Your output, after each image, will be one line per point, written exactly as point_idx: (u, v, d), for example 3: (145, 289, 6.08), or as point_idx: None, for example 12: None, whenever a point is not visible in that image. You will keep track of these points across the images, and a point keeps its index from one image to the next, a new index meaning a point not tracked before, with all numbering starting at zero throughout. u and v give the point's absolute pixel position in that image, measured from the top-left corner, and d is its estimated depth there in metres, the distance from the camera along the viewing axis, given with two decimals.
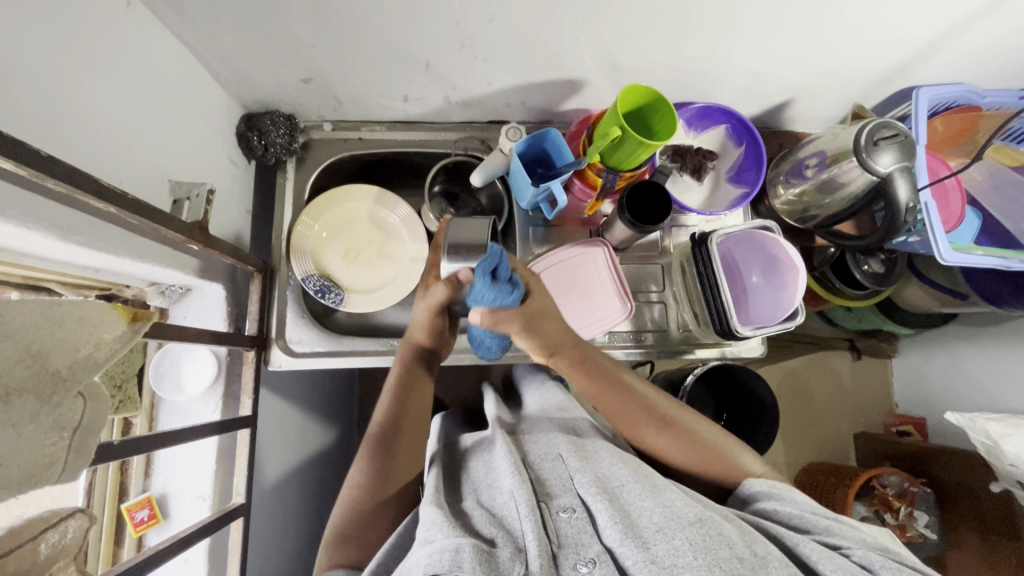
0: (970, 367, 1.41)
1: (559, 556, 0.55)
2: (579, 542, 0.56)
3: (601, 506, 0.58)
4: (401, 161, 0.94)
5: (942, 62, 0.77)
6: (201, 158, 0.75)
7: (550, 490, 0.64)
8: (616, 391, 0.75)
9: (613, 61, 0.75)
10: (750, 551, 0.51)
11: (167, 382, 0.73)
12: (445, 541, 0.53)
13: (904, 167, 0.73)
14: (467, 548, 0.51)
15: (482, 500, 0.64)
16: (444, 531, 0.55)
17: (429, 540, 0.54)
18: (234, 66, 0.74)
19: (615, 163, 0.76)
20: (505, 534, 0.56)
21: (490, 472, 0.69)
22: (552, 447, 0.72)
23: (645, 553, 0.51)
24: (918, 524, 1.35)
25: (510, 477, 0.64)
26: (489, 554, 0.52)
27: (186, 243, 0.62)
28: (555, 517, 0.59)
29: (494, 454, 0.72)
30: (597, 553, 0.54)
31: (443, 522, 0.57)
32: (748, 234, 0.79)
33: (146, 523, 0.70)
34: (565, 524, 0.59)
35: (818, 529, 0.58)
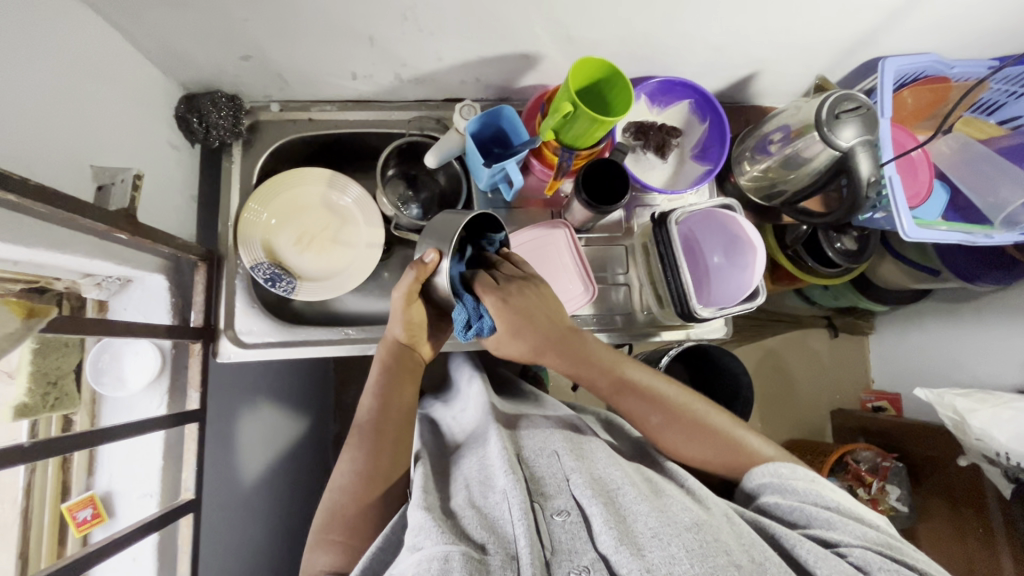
0: (944, 342, 1.41)
1: (551, 561, 0.54)
2: (572, 548, 0.55)
3: (596, 510, 0.57)
4: (355, 142, 0.90)
5: (908, 31, 0.75)
6: (137, 142, 0.71)
7: (545, 489, 0.63)
8: (619, 391, 0.76)
9: (566, 33, 0.71)
10: (747, 557, 0.52)
11: (107, 378, 0.70)
12: (433, 549, 0.52)
13: (866, 141, 0.71)
14: (456, 557, 0.51)
15: (475, 498, 0.63)
16: (433, 538, 0.54)
17: (417, 547, 0.54)
18: (166, 44, 0.69)
19: (571, 141, 0.73)
20: (496, 540, 0.55)
21: (483, 468, 0.67)
22: (548, 443, 0.70)
23: (641, 561, 0.51)
24: (890, 497, 1.37)
25: (504, 476, 0.62)
26: (480, 563, 0.52)
27: (113, 233, 0.59)
28: (549, 521, 0.58)
29: (488, 450, 0.70)
30: (591, 561, 0.53)
31: (431, 528, 0.55)
32: (706, 213, 0.77)
33: (89, 522, 0.68)
34: (559, 528, 0.57)
35: (819, 525, 0.59)
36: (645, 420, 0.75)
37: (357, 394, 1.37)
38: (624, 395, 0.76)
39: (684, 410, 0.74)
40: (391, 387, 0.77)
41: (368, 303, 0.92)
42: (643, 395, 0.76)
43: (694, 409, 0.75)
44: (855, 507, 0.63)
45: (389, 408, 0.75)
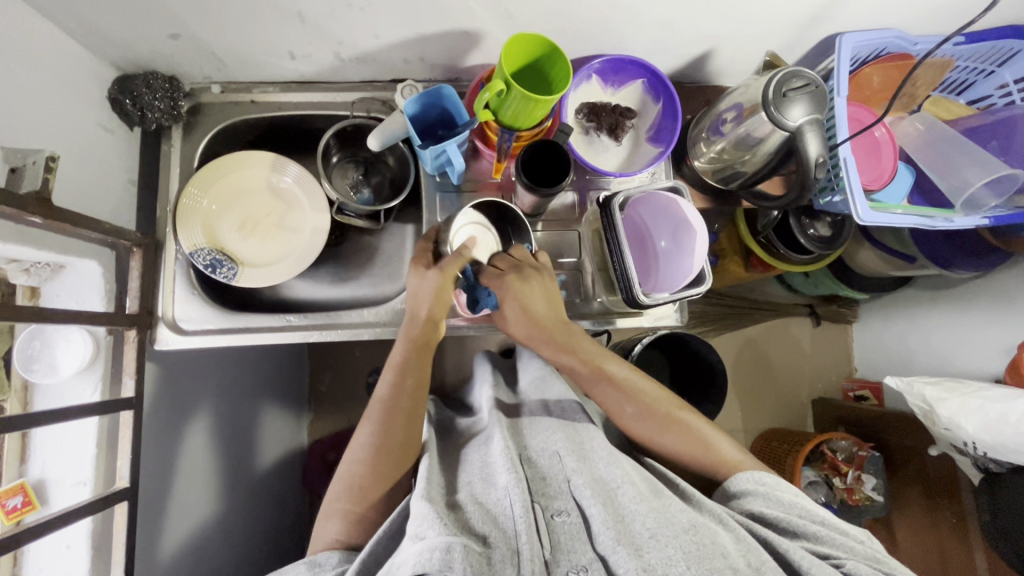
0: (923, 330, 1.39)
1: (552, 561, 0.56)
2: (571, 548, 0.57)
3: (596, 510, 0.58)
4: (303, 126, 0.88)
5: (863, 5, 0.72)
6: (66, 125, 0.69)
7: (547, 488, 0.63)
8: (596, 382, 0.75)
9: (503, 9, 0.69)
10: (743, 560, 0.53)
11: (39, 364, 0.69)
12: (436, 539, 0.52)
13: (815, 120, 0.68)
14: (458, 548, 0.51)
15: (475, 492, 0.63)
16: (436, 528, 0.53)
17: (420, 536, 0.53)
18: (92, 24, 0.67)
19: (510, 121, 0.70)
20: (498, 534, 0.56)
21: (484, 465, 0.67)
22: (548, 443, 0.69)
23: (638, 562, 0.53)
24: (866, 487, 1.34)
25: (505, 474, 0.62)
26: (481, 556, 0.52)
27: (25, 217, 0.58)
28: (550, 522, 0.60)
29: (490, 447, 0.69)
30: (590, 561, 0.56)
31: (434, 518, 0.55)
32: (648, 197, 0.74)
33: (21, 510, 0.66)
34: (559, 528, 0.59)
35: (808, 534, 0.59)
36: (619, 410, 0.74)
37: (329, 381, 1.37)
38: (600, 388, 0.75)
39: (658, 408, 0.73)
40: (415, 363, 0.73)
41: (319, 290, 0.91)
42: (622, 388, 0.74)
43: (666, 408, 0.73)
44: (836, 519, 0.63)
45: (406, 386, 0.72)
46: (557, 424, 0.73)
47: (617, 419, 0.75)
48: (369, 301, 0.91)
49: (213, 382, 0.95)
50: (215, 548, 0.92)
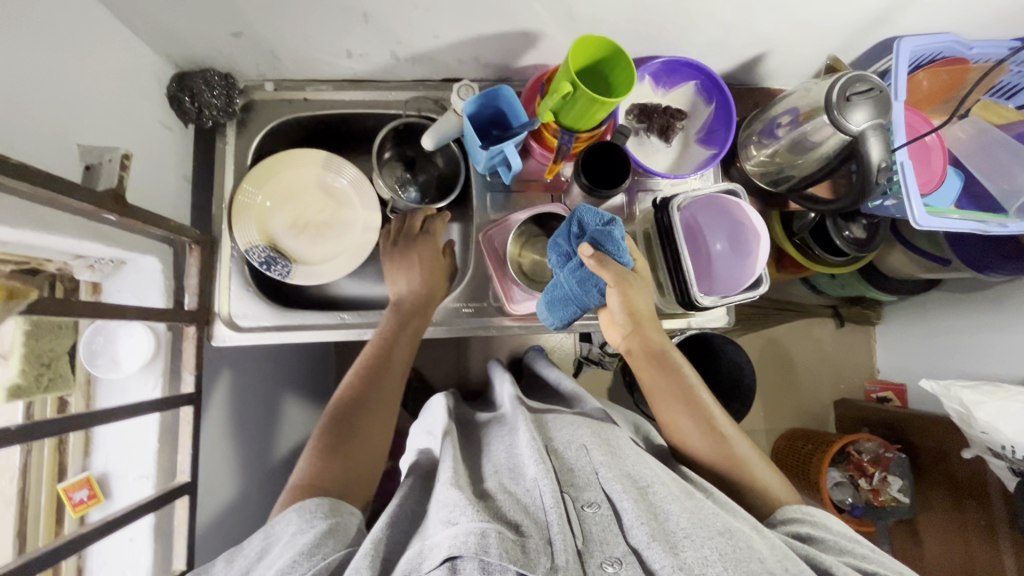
0: (950, 331, 1.39)
1: (584, 552, 0.54)
2: (603, 539, 0.55)
3: (629, 505, 0.56)
4: (352, 124, 0.88)
5: (924, 9, 0.72)
6: (129, 123, 0.69)
7: (576, 481, 0.62)
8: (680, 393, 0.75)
9: (566, 10, 0.69)
10: (780, 566, 0.53)
11: (102, 359, 0.70)
12: (470, 524, 0.51)
13: (878, 125, 0.68)
14: (494, 534, 0.50)
15: (505, 483, 0.62)
16: (468, 514, 0.53)
17: (452, 522, 0.53)
18: (156, 22, 0.67)
19: (570, 122, 0.70)
20: (531, 523, 0.55)
21: (512, 456, 0.67)
22: (575, 437, 0.68)
23: (674, 559, 0.51)
24: (891, 489, 1.35)
25: (533, 465, 0.61)
26: (517, 543, 0.51)
27: (101, 214, 0.58)
28: (581, 513, 0.58)
29: (516, 439, 0.69)
30: (623, 554, 0.53)
31: (466, 505, 0.55)
32: (710, 199, 0.75)
33: (86, 503, 0.68)
34: (590, 520, 0.57)
35: (853, 555, 0.59)
36: (674, 414, 0.75)
37: None
38: (681, 400, 0.75)
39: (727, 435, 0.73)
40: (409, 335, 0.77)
41: (365, 287, 0.92)
42: (699, 404, 0.75)
43: (734, 438, 0.73)
44: (879, 551, 0.63)
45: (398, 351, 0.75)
46: (584, 420, 0.74)
47: (669, 424, 0.76)
48: None
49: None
50: None
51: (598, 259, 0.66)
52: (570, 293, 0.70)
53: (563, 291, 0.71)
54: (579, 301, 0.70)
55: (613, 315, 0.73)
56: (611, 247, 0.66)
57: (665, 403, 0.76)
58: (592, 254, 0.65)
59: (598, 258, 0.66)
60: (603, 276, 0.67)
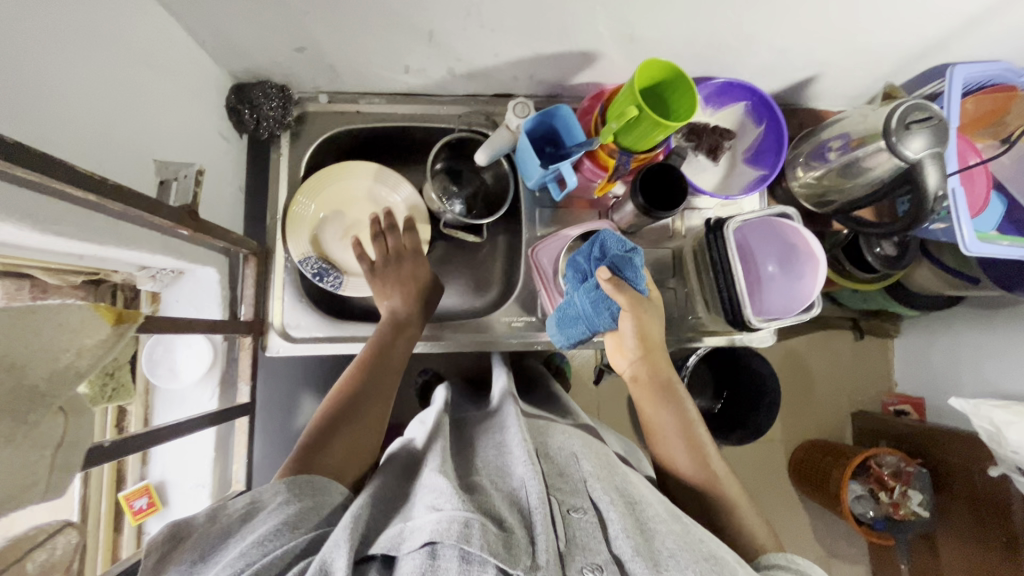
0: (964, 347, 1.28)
1: (565, 556, 0.50)
2: (586, 544, 0.51)
3: (615, 516, 0.52)
4: (401, 136, 0.89)
5: (980, 38, 0.73)
6: (192, 135, 0.70)
7: (561, 482, 0.57)
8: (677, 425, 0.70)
9: (629, 33, 0.70)
10: None
11: (161, 369, 0.71)
12: (454, 510, 0.48)
13: (936, 153, 0.68)
14: (477, 524, 0.47)
15: (492, 479, 0.58)
16: (453, 501, 0.49)
17: (436, 508, 0.49)
18: (223, 35, 0.68)
19: (629, 145, 0.72)
20: (517, 520, 0.51)
21: (500, 455, 0.63)
22: (565, 443, 0.65)
23: None
24: (910, 504, 1.24)
25: (522, 464, 0.57)
26: (500, 538, 0.47)
27: (175, 229, 0.58)
28: (566, 518, 0.53)
29: (506, 437, 0.66)
30: (604, 561, 0.49)
31: (453, 492, 0.51)
32: (764, 221, 0.76)
33: (146, 511, 0.70)
34: (574, 525, 0.53)
35: None
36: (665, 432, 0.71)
37: None
38: (676, 432, 0.70)
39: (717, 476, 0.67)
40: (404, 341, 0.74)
41: None
42: (692, 439, 0.69)
43: (726, 478, 0.67)
44: None
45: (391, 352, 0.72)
46: (574, 432, 0.70)
47: (662, 452, 0.71)
48: (462, 312, 0.93)
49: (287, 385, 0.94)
50: None
51: (615, 284, 0.67)
52: (583, 312, 0.70)
53: (575, 310, 0.71)
54: (590, 322, 0.70)
55: (623, 342, 0.72)
56: (631, 274, 0.67)
57: (658, 432, 0.71)
58: (609, 278, 0.66)
59: (615, 283, 0.67)
60: (619, 301, 0.68)
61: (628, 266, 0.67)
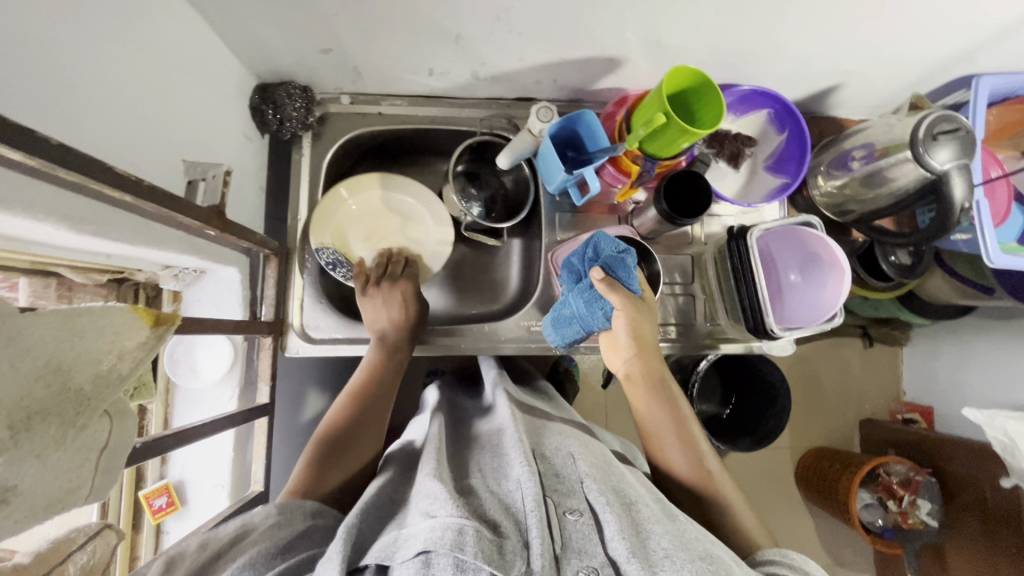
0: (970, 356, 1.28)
1: (561, 559, 0.48)
2: (582, 548, 0.49)
3: (611, 516, 0.50)
4: (421, 138, 0.89)
5: (1007, 50, 0.72)
6: (216, 135, 0.70)
7: (560, 485, 0.56)
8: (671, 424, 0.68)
9: (656, 40, 0.70)
10: None
11: (182, 368, 0.71)
12: (448, 518, 0.47)
13: (962, 165, 0.68)
14: (471, 532, 0.46)
15: (490, 483, 0.58)
16: (448, 508, 0.48)
17: (430, 514, 0.48)
18: (250, 36, 0.68)
19: (654, 151, 0.72)
20: (511, 525, 0.50)
21: (496, 460, 0.63)
22: (562, 444, 0.65)
23: None
24: (920, 512, 1.24)
25: (518, 466, 0.57)
26: (494, 544, 0.46)
27: (202, 230, 0.58)
28: (561, 520, 0.52)
29: (503, 442, 0.65)
30: (600, 565, 0.47)
31: (446, 499, 0.50)
32: (787, 230, 0.76)
33: (165, 510, 0.70)
34: (570, 527, 0.51)
35: None
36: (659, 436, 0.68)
37: None
38: (671, 431, 0.68)
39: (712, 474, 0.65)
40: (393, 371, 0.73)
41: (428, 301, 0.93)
42: (688, 437, 0.67)
43: (722, 478, 0.65)
44: None
45: (380, 382, 0.71)
46: (573, 432, 0.70)
47: (656, 450, 0.69)
48: (476, 315, 0.94)
49: (300, 385, 0.94)
50: None
51: (608, 285, 0.66)
52: (577, 312, 0.70)
53: (570, 310, 0.72)
54: (584, 322, 0.70)
55: (618, 339, 0.71)
56: (622, 274, 0.67)
57: (652, 432, 0.69)
58: (602, 278, 0.66)
59: (608, 284, 0.67)
60: (612, 301, 0.67)
61: (618, 264, 0.66)
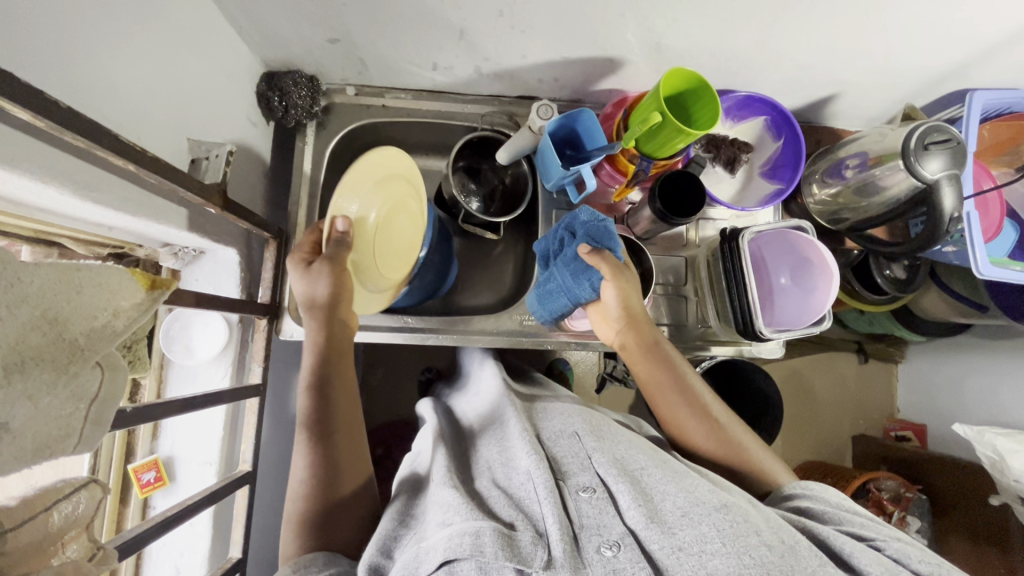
0: (964, 374, 1.27)
1: (579, 539, 0.49)
2: (601, 523, 0.50)
3: (623, 487, 0.52)
4: (424, 132, 0.91)
5: (1001, 65, 0.74)
6: (222, 118, 0.71)
7: (566, 468, 0.58)
8: (674, 388, 0.69)
9: (656, 42, 0.71)
10: (777, 538, 0.47)
11: (177, 345, 0.72)
12: (464, 524, 0.48)
13: (953, 175, 0.69)
14: (488, 532, 0.47)
15: (498, 479, 0.59)
16: (462, 515, 0.50)
17: (446, 523, 0.49)
18: (259, 23, 0.69)
19: (650, 151, 0.74)
20: (524, 519, 0.51)
21: (502, 451, 0.63)
22: (567, 425, 0.65)
23: (672, 540, 0.47)
24: (909, 530, 1.18)
25: (526, 456, 0.58)
26: (511, 539, 0.48)
27: (204, 206, 0.59)
28: (574, 498, 0.53)
29: (506, 432, 0.65)
30: (620, 536, 0.48)
31: (459, 506, 0.51)
32: (777, 232, 0.77)
33: (152, 485, 0.70)
34: (584, 505, 0.52)
35: (851, 523, 0.53)
36: (679, 418, 0.69)
37: None
38: (676, 394, 0.69)
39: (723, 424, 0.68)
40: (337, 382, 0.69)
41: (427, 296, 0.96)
42: (692, 396, 0.69)
43: (732, 426, 0.68)
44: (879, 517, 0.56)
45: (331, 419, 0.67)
46: (576, 409, 0.70)
47: (666, 414, 0.70)
48: (472, 309, 0.94)
49: (295, 372, 0.95)
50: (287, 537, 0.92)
51: (595, 256, 0.68)
52: (564, 285, 0.71)
53: (557, 284, 0.72)
54: (572, 293, 0.71)
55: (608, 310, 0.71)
56: (607, 242, 0.68)
57: (659, 396, 0.71)
58: (589, 250, 0.67)
59: (597, 256, 0.68)
60: (601, 271, 0.68)
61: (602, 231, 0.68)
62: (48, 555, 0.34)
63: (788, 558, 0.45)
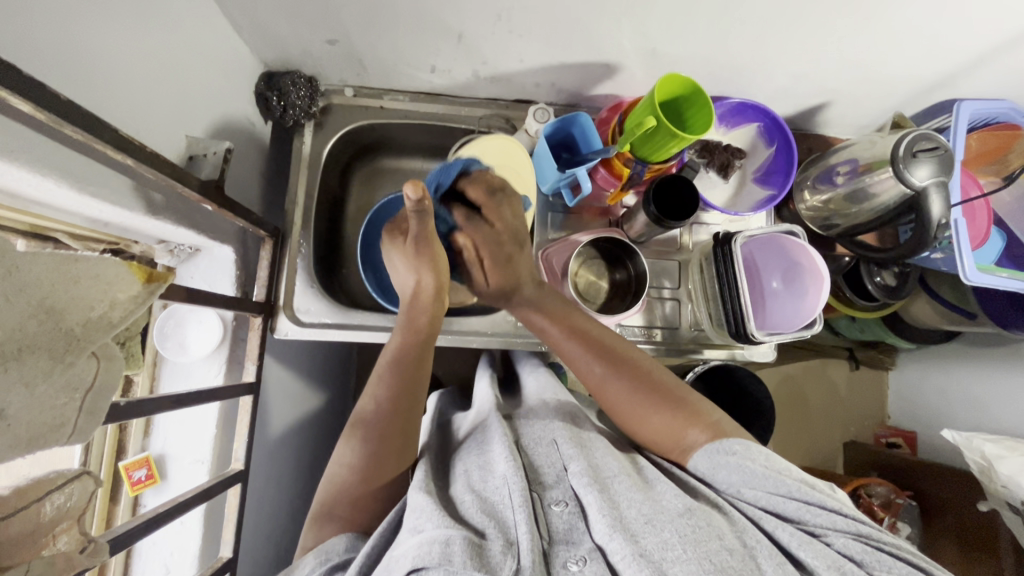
0: (953, 382, 1.29)
1: (550, 553, 0.51)
2: (570, 539, 0.53)
3: (592, 499, 0.53)
4: (421, 134, 0.91)
5: (987, 76, 0.75)
6: (220, 115, 0.72)
7: (543, 478, 0.59)
8: (573, 341, 0.70)
9: (652, 48, 0.72)
10: (737, 542, 0.49)
11: (171, 342, 0.72)
12: (434, 532, 0.49)
13: (940, 182, 0.70)
14: (458, 541, 0.48)
15: (474, 483, 0.59)
16: (434, 522, 0.51)
17: (418, 530, 0.51)
18: (259, 23, 0.70)
19: (644, 154, 0.75)
20: (496, 526, 0.52)
21: (481, 455, 0.63)
22: (547, 431, 0.65)
23: (635, 547, 0.47)
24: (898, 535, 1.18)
25: (503, 462, 0.58)
26: (481, 548, 0.49)
27: (200, 203, 0.59)
28: (547, 511, 0.55)
29: (486, 437, 0.66)
30: (588, 551, 0.51)
31: (433, 512, 0.52)
32: (769, 238, 0.78)
33: (143, 483, 0.70)
34: (556, 518, 0.55)
35: (793, 514, 0.53)
36: (600, 384, 0.68)
37: None
38: (576, 346, 0.70)
39: (637, 372, 0.67)
40: (405, 388, 0.67)
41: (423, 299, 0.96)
42: (595, 346, 0.69)
43: (643, 369, 0.68)
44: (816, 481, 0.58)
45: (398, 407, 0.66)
46: (557, 410, 0.70)
47: (580, 374, 0.70)
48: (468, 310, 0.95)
49: (290, 372, 0.94)
50: (277, 539, 0.91)
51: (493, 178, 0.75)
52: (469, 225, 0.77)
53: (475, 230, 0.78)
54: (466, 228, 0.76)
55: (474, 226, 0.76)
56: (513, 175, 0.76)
57: (565, 354, 0.71)
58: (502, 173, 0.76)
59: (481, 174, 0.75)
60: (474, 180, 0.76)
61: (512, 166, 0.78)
62: (38, 546, 0.34)
63: (746, 563, 0.47)
